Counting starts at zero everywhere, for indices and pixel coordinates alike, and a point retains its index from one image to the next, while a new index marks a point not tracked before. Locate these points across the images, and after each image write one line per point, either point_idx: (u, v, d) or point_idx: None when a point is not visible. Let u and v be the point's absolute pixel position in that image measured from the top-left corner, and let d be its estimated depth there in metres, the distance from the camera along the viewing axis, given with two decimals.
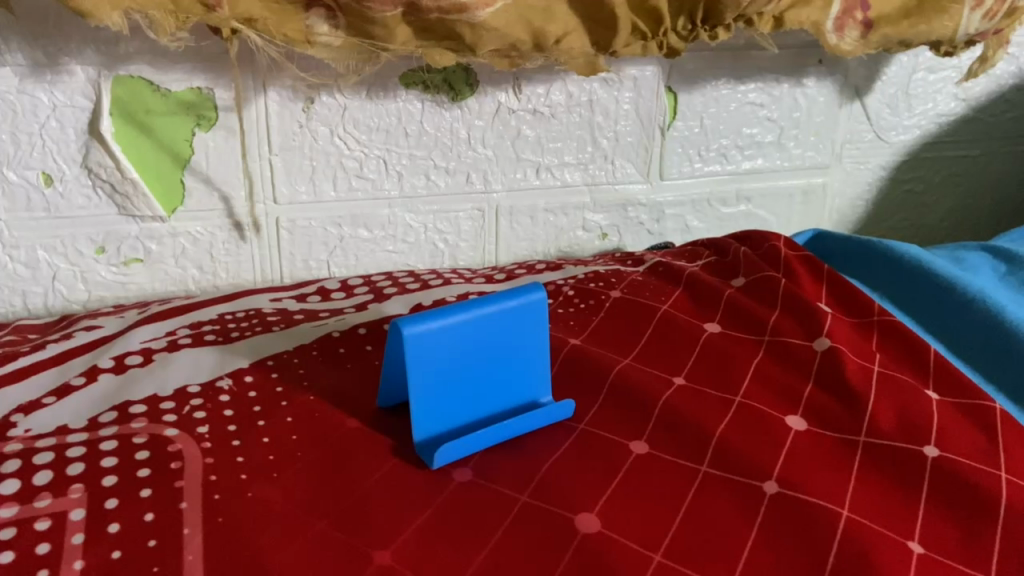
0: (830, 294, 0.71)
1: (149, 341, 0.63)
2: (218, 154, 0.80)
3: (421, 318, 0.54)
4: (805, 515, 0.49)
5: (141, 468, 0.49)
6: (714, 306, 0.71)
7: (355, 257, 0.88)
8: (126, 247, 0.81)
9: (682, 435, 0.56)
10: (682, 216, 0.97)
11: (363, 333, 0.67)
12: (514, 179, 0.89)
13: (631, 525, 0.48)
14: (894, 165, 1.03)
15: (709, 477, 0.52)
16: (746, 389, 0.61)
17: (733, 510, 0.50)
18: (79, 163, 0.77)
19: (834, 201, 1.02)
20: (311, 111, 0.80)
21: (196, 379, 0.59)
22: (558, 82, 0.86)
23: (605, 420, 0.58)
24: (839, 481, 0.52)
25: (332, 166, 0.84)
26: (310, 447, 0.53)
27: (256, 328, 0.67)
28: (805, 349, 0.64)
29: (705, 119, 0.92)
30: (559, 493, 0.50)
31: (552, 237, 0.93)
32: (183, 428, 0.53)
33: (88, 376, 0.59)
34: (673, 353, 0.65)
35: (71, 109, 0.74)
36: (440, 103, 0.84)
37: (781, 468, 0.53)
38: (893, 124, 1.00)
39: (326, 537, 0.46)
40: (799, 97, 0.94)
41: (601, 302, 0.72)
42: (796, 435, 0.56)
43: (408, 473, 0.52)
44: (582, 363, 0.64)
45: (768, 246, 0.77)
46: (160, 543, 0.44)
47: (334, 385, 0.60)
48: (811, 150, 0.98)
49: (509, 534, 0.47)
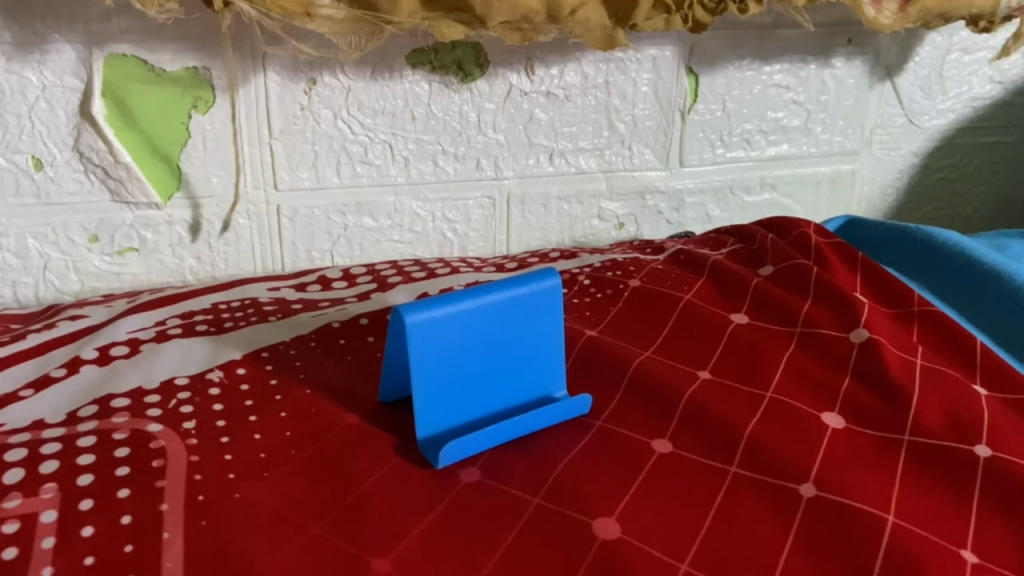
0: (866, 284, 0.67)
1: (137, 331, 0.60)
2: (215, 137, 0.76)
3: (426, 306, 0.49)
4: (845, 520, 0.45)
5: (120, 467, 0.45)
6: (740, 295, 0.66)
7: (359, 248, 0.85)
8: (121, 236, 0.77)
9: (709, 433, 0.51)
10: (702, 204, 0.92)
11: (364, 324, 0.63)
12: (527, 165, 0.85)
13: (655, 531, 0.44)
14: (927, 151, 0.98)
15: (739, 479, 0.48)
16: (777, 384, 0.56)
17: (768, 515, 0.45)
18: (71, 147, 0.73)
19: (863, 189, 0.97)
20: (313, 92, 0.77)
21: (184, 371, 0.55)
22: (573, 62, 0.82)
23: (625, 417, 0.53)
24: (882, 483, 0.47)
25: (335, 151, 0.80)
26: (304, 444, 0.49)
27: (251, 318, 0.63)
28: (840, 341, 0.59)
29: (727, 102, 0.88)
30: (575, 495, 0.46)
31: (566, 226, 0.89)
32: (167, 423, 0.49)
33: (69, 368, 0.55)
34: (697, 345, 0.60)
35: (62, 89, 0.71)
36: (449, 85, 0.80)
37: (819, 469, 0.48)
38: (926, 107, 0.95)
39: (318, 542, 0.42)
40: (827, 79, 0.90)
41: (619, 291, 0.68)
42: (833, 433, 0.51)
43: (410, 472, 0.47)
44: (599, 356, 0.59)
45: (797, 233, 0.72)
46: (137, 548, 0.40)
47: (333, 378, 0.56)
48: (839, 135, 0.93)
49: (520, 539, 0.43)
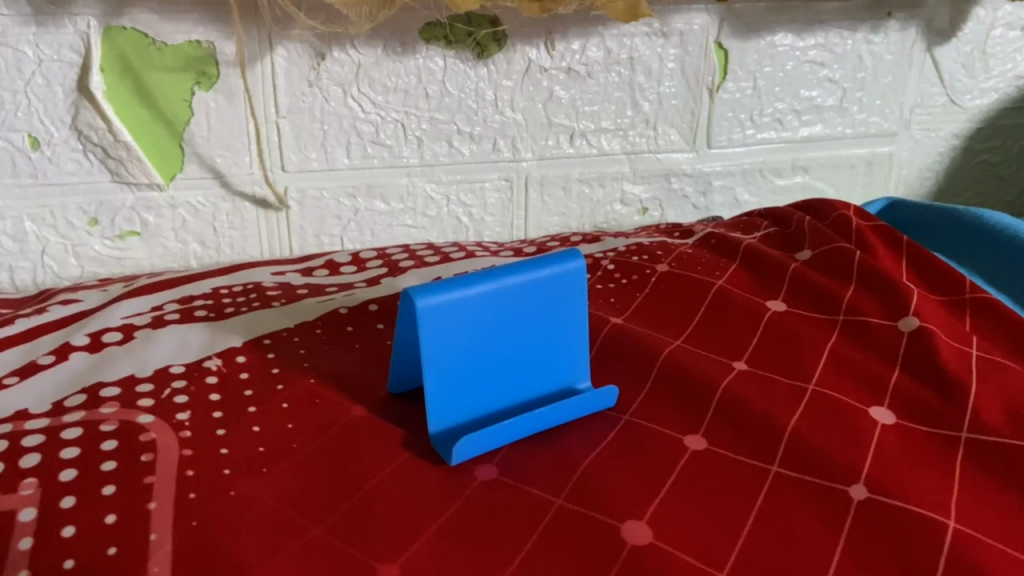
0: (912, 270, 0.62)
1: (132, 316, 0.56)
2: (220, 115, 0.72)
3: (438, 288, 0.45)
4: (901, 526, 0.40)
5: (106, 461, 0.42)
6: (776, 281, 0.62)
7: (370, 233, 0.81)
8: (121, 219, 0.74)
9: (747, 429, 0.47)
10: (731, 187, 0.87)
11: (374, 310, 0.59)
12: (546, 146, 0.81)
13: (691, 535, 0.40)
14: (969, 133, 0.92)
15: (782, 479, 0.43)
16: (820, 375, 0.52)
17: (814, 519, 0.41)
18: (69, 125, 0.69)
19: (901, 173, 0.92)
20: (322, 68, 0.73)
21: (180, 359, 0.51)
22: (595, 36, 0.77)
23: (654, 410, 0.49)
24: (939, 484, 0.43)
25: (345, 130, 0.76)
26: (307, 438, 0.45)
27: (254, 303, 0.59)
28: (887, 330, 0.55)
29: (759, 80, 0.83)
30: (602, 495, 0.42)
31: (587, 211, 0.85)
32: (159, 414, 0.46)
33: (58, 354, 0.51)
34: (732, 333, 0.56)
35: (59, 64, 0.67)
36: (464, 61, 0.76)
37: (870, 469, 0.44)
38: (968, 86, 0.90)
39: (320, 546, 0.38)
40: (864, 55, 0.85)
41: (645, 276, 0.63)
42: (883, 429, 0.47)
43: (422, 469, 0.44)
44: (625, 344, 0.55)
45: (836, 215, 0.68)
46: (120, 550, 0.37)
47: (339, 367, 0.52)
48: (876, 115, 0.88)
49: (541, 543, 0.39)
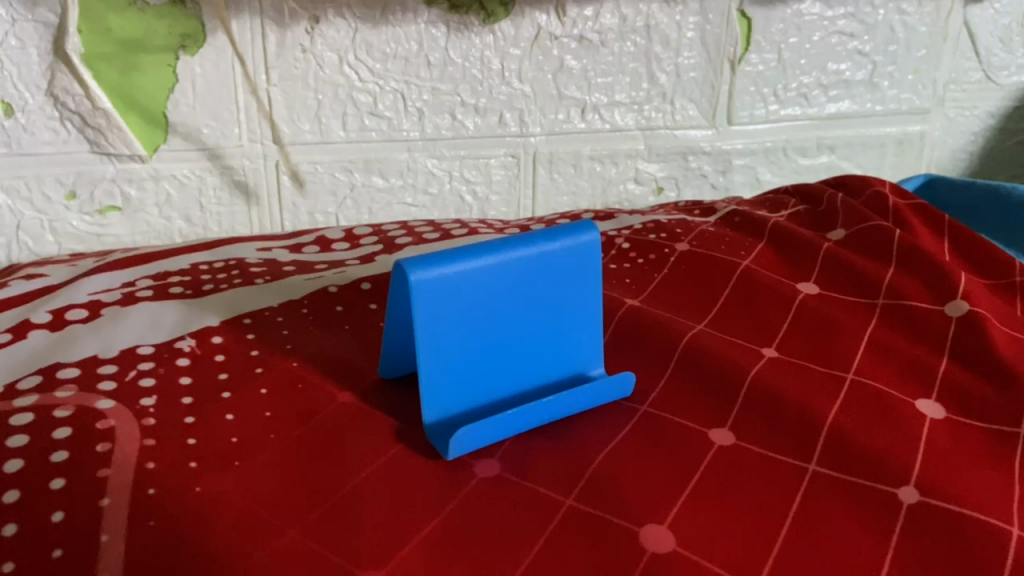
0: (956, 250, 0.57)
1: (100, 293, 0.51)
2: (206, 81, 0.67)
3: (435, 261, 0.40)
4: (957, 534, 0.35)
5: (56, 451, 0.37)
6: (807, 262, 0.57)
7: (368, 211, 0.76)
8: (101, 192, 0.69)
9: (781, 421, 0.42)
10: (752, 167, 0.82)
11: (366, 288, 0.54)
12: (555, 120, 0.76)
13: (720, 543, 0.35)
14: (1005, 112, 0.87)
15: (822, 479, 0.38)
16: (858, 363, 0.47)
17: (859, 525, 0.36)
18: (44, 91, 0.65)
19: (932, 153, 0.86)
20: (316, 33, 0.68)
21: (149, 339, 0.46)
22: (609, 2, 0.72)
23: (675, 401, 0.44)
24: (1000, 486, 0.38)
25: (341, 100, 0.71)
26: (286, 427, 0.40)
27: (235, 280, 0.54)
28: (933, 315, 0.50)
29: (784, 51, 0.78)
30: (617, 496, 0.37)
31: (598, 190, 0.80)
32: (121, 399, 0.41)
33: (15, 333, 0.47)
34: (759, 317, 0.51)
35: (33, 24, 0.62)
36: (469, 26, 0.71)
37: (920, 468, 0.39)
38: (1005, 61, 0.84)
39: (295, 551, 0.33)
40: (897, 26, 0.79)
41: (664, 255, 0.59)
42: (933, 424, 0.42)
43: (414, 464, 0.39)
44: (642, 328, 0.50)
45: (871, 192, 0.63)
46: (66, 554, 0.32)
47: (327, 351, 0.47)
48: (908, 91, 0.82)
49: (548, 550, 0.34)
